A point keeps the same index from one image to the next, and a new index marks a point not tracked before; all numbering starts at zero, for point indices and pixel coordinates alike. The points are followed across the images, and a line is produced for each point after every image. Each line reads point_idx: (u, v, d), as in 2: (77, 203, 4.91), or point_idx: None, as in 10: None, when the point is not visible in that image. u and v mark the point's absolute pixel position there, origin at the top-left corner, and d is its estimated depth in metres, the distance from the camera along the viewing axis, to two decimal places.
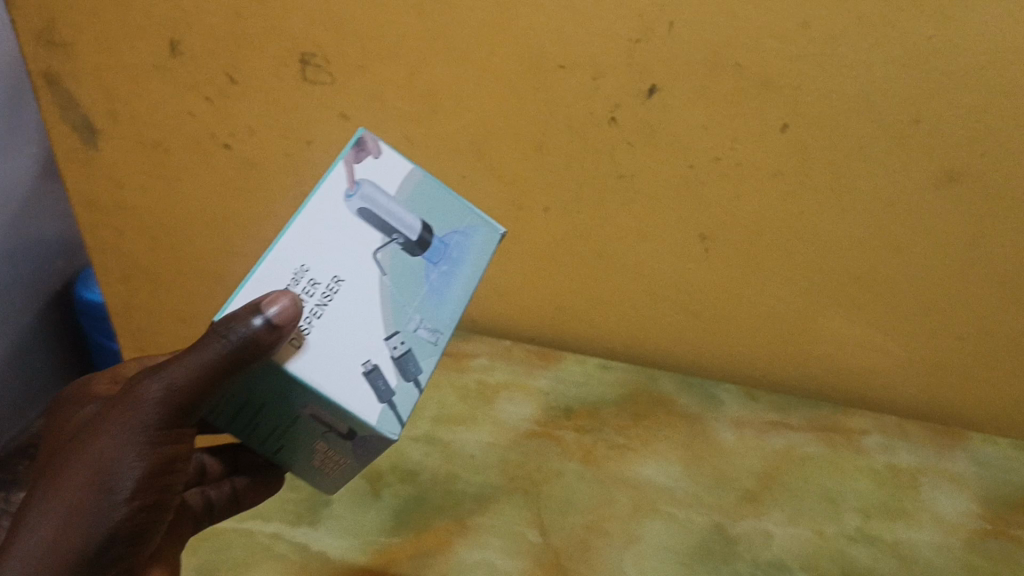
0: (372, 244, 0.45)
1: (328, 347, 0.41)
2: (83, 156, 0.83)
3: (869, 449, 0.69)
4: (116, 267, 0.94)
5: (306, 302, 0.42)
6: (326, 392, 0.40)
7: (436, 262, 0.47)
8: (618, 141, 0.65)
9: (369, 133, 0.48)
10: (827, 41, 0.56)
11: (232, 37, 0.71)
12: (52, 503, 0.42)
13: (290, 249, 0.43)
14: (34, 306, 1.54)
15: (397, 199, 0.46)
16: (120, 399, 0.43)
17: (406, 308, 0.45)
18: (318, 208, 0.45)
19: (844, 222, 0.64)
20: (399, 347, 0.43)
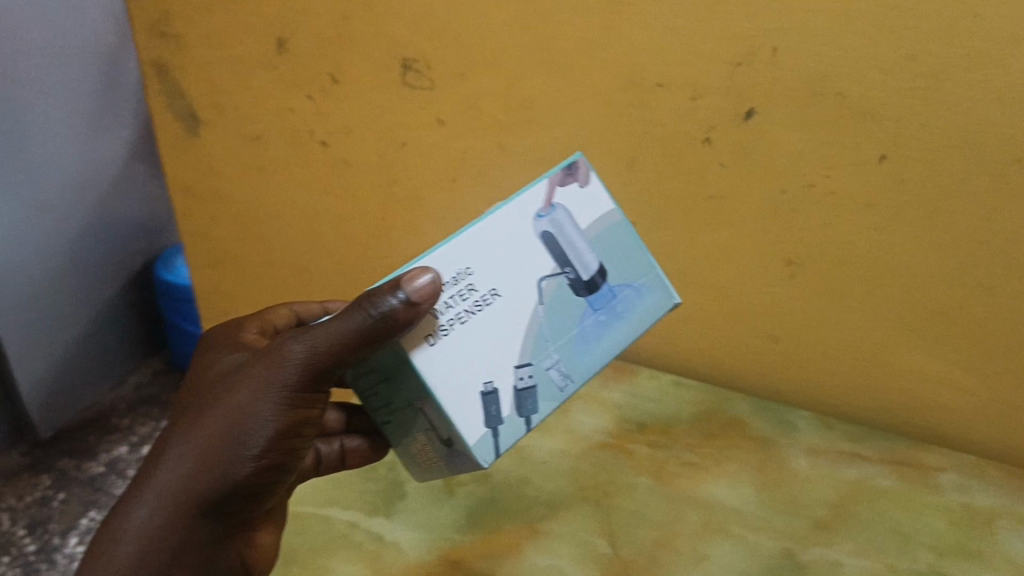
0: (542, 270, 0.47)
1: (459, 356, 0.44)
2: (188, 144, 0.87)
3: (945, 487, 0.67)
4: (208, 254, 0.97)
5: (457, 304, 0.45)
6: (443, 401, 0.43)
7: (596, 308, 0.49)
8: (710, 162, 0.66)
9: (584, 162, 0.50)
10: (932, 76, 0.56)
11: (339, 38, 0.73)
12: (195, 442, 0.48)
13: (466, 247, 0.46)
14: (115, 282, 1.60)
15: (584, 235, 0.49)
16: (263, 359, 0.48)
17: (547, 344, 0.47)
18: (510, 217, 0.48)
19: (935, 260, 0.64)
20: (526, 380, 0.46)
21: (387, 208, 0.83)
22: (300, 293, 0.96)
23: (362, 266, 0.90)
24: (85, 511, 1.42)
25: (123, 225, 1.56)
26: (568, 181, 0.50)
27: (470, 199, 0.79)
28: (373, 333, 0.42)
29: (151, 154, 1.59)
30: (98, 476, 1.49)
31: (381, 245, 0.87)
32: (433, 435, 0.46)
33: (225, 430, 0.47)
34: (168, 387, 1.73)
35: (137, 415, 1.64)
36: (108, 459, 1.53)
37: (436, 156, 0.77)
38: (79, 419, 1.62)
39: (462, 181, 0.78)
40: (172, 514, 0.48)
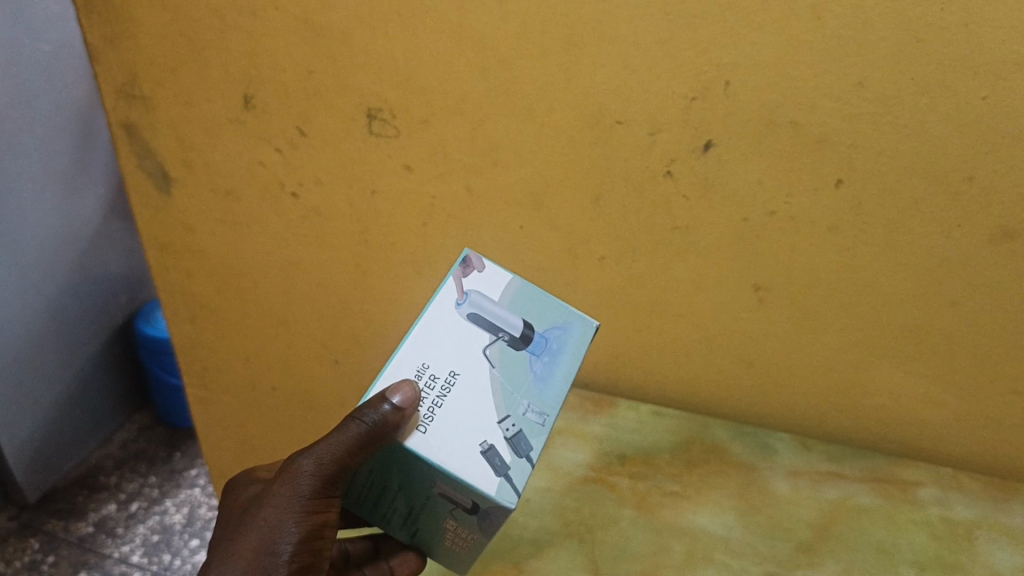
0: (481, 342, 0.54)
1: (446, 432, 0.50)
2: (160, 203, 0.88)
3: (924, 501, 0.68)
4: (184, 308, 0.98)
5: (429, 394, 0.52)
6: (445, 467, 0.48)
7: (539, 354, 0.56)
8: (674, 194, 0.67)
9: (473, 253, 0.58)
10: (882, 101, 0.58)
11: (304, 93, 0.74)
12: (234, 562, 0.53)
13: (416, 349, 0.54)
14: (96, 340, 1.59)
15: (502, 304, 0.56)
16: (281, 477, 0.54)
17: (515, 395, 0.53)
18: (438, 315, 0.55)
19: (898, 278, 0.65)
20: (511, 428, 0.51)
21: (362, 256, 0.84)
22: (279, 342, 0.97)
23: (340, 313, 0.91)
24: (75, 573, 1.42)
25: (102, 281, 1.57)
26: (468, 273, 0.57)
27: (443, 242, 0.80)
28: (368, 438, 0.48)
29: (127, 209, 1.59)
30: (87, 536, 1.48)
31: (359, 291, 0.88)
32: (456, 504, 0.51)
33: (260, 545, 0.53)
34: (155, 443, 1.72)
35: (125, 473, 1.64)
36: (97, 518, 1.53)
37: (407, 202, 0.78)
38: (67, 479, 1.61)
39: (434, 225, 0.79)
40: None
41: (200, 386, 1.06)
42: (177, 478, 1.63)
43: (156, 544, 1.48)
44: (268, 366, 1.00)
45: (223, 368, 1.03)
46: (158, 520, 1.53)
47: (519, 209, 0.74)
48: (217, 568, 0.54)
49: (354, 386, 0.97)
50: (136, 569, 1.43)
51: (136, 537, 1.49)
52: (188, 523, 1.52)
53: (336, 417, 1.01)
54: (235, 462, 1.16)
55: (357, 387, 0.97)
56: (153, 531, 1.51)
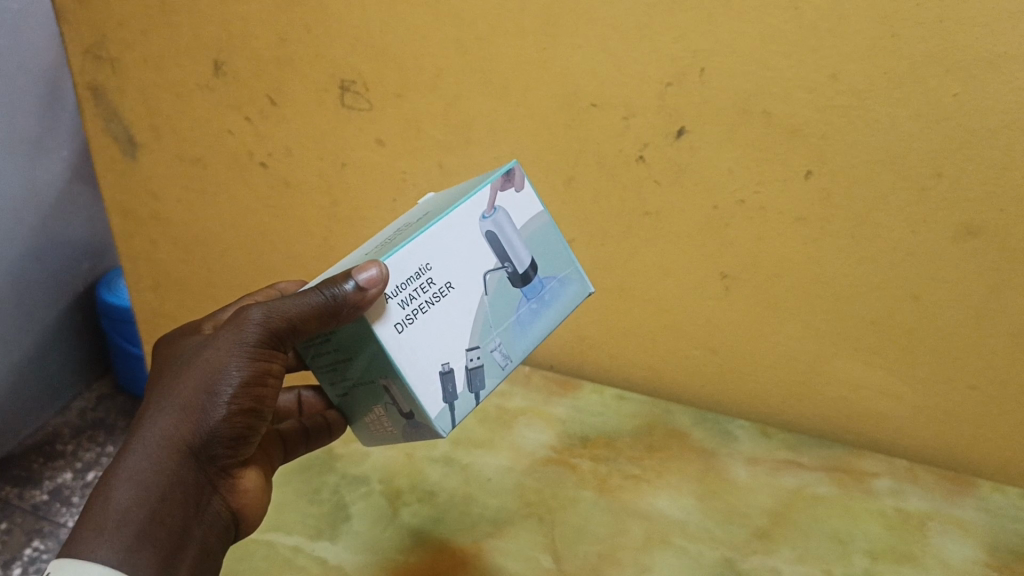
0: (486, 265, 0.50)
1: (419, 341, 0.46)
2: (125, 167, 0.88)
3: (879, 492, 0.68)
4: (149, 276, 0.97)
5: (419, 297, 0.47)
6: (405, 373, 0.45)
7: (529, 298, 0.52)
8: (645, 179, 0.68)
9: (519, 168, 0.52)
10: (854, 94, 0.58)
11: (276, 61, 0.74)
12: (169, 401, 0.48)
13: (425, 246, 0.47)
14: (60, 304, 1.58)
15: (522, 234, 0.52)
16: (228, 324, 0.50)
17: (491, 329, 0.50)
18: (462, 218, 0.49)
19: (864, 272, 0.65)
20: (475, 360, 0.48)
21: (331, 229, 0.83)
22: None
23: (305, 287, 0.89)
24: (29, 540, 1.42)
25: (66, 246, 1.54)
26: (507, 186, 0.52)
27: None
28: (328, 309, 0.44)
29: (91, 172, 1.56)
30: (41, 504, 1.49)
31: (325, 265, 0.86)
32: (395, 404, 0.48)
33: (198, 389, 0.48)
34: (114, 412, 1.70)
35: (82, 441, 1.63)
36: (52, 486, 1.53)
37: (376, 176, 0.77)
38: (24, 446, 1.60)
39: (405, 201, 0.78)
40: (164, 461, 0.47)
41: None
42: None
43: None
44: None
45: None
46: None
47: None
48: (150, 408, 0.48)
49: None
50: None
51: None
52: None
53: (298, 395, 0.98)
54: None
55: None
56: None
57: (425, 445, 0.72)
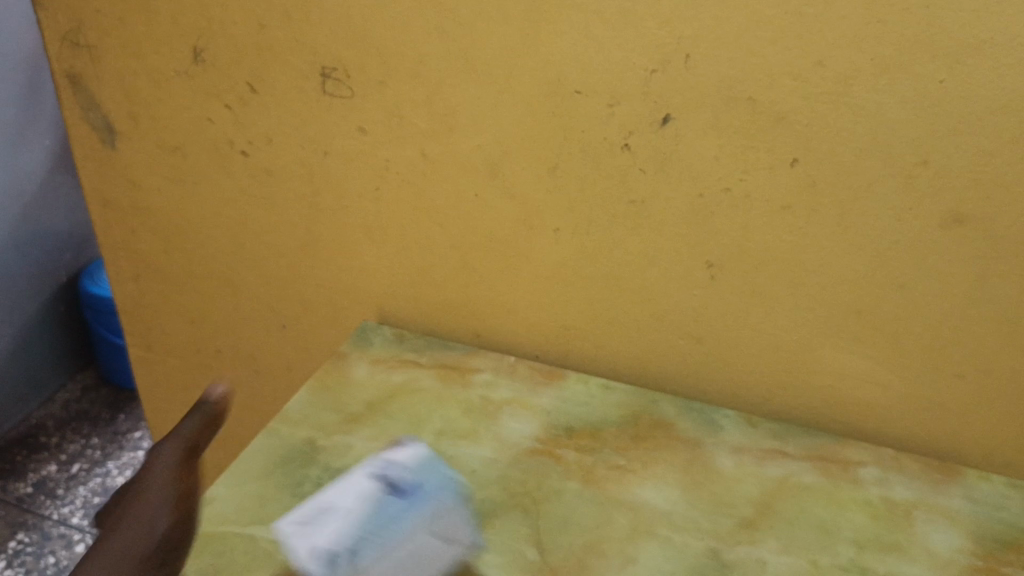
0: (350, 494, 0.61)
1: (297, 528, 0.59)
2: (105, 156, 0.87)
3: (865, 481, 0.67)
4: (129, 266, 0.95)
5: (314, 522, 0.59)
6: (291, 539, 0.59)
7: (402, 503, 0.60)
8: (630, 167, 0.67)
9: (412, 453, 0.65)
10: (839, 80, 0.58)
11: (256, 48, 0.73)
12: (130, 517, 0.53)
13: (321, 496, 0.62)
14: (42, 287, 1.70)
15: (405, 473, 0.63)
16: (145, 462, 0.58)
17: (382, 529, 0.58)
18: (344, 481, 0.63)
19: (851, 260, 0.65)
20: (331, 536, 0.57)
21: (313, 219, 0.82)
22: (225, 304, 0.93)
23: (285, 277, 0.87)
24: (13, 533, 1.47)
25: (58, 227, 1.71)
26: (394, 460, 0.64)
27: (395, 207, 0.78)
28: (187, 454, 0.58)
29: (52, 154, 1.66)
30: (25, 497, 1.55)
31: (307, 255, 0.85)
32: (317, 563, 0.56)
33: (156, 489, 0.55)
34: (98, 405, 1.80)
35: (66, 433, 1.71)
36: (36, 479, 1.60)
37: (358, 164, 0.76)
38: (1, 441, 1.67)
39: (387, 190, 0.77)
40: (127, 556, 0.51)
41: (141, 348, 1.02)
42: (121, 440, 1.70)
43: (98, 506, 1.54)
44: (211, 329, 0.95)
45: (167, 329, 0.98)
46: (102, 481, 1.59)
47: (473, 178, 0.73)
48: (109, 531, 0.53)
49: (298, 353, 0.92)
50: (74, 531, 1.48)
51: (77, 499, 1.55)
52: None
53: (281, 386, 0.96)
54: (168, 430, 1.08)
55: (300, 355, 0.92)
56: (94, 493, 1.57)
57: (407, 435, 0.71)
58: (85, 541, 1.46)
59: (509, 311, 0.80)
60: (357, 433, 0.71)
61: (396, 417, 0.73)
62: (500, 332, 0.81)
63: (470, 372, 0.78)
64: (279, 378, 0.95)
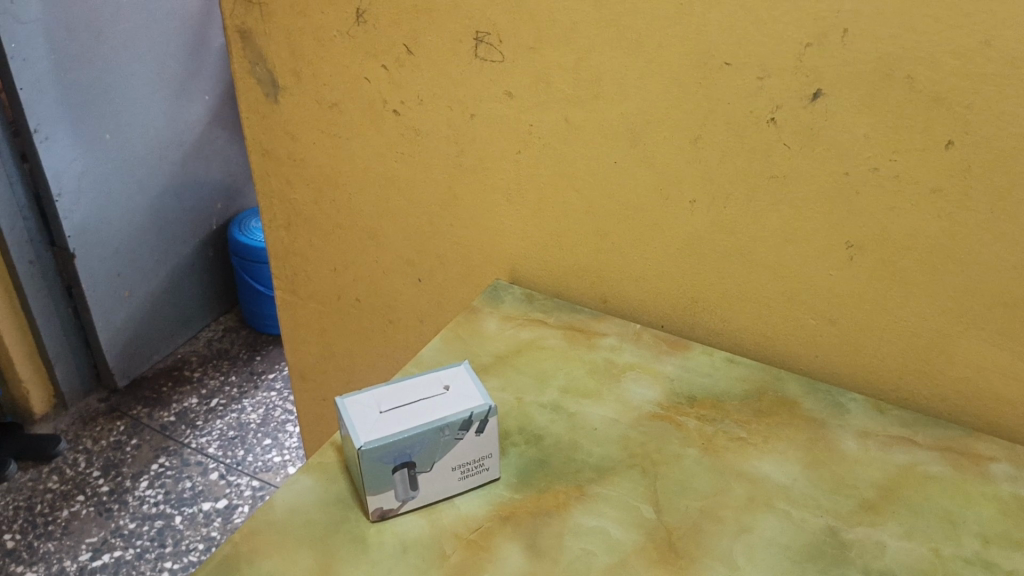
0: (422, 400, 0.62)
1: (363, 414, 0.61)
2: (267, 108, 0.93)
3: (997, 477, 0.65)
4: (280, 214, 1.01)
5: (384, 413, 0.61)
6: (353, 423, 0.60)
7: (455, 429, 0.60)
8: (775, 142, 0.67)
9: (475, 375, 0.65)
10: (1005, 62, 0.57)
11: (416, 10, 0.77)
12: None
13: (389, 391, 0.63)
14: (176, 226, 1.86)
15: (470, 391, 0.63)
16: None
17: (411, 434, 0.59)
18: (415, 384, 0.64)
19: (1001, 250, 0.63)
20: (401, 431, 0.59)
21: (456, 179, 0.85)
22: (366, 255, 0.98)
23: (425, 232, 0.91)
24: (156, 457, 1.62)
25: (193, 169, 1.86)
26: (463, 377, 0.65)
27: (535, 170, 0.80)
28: None
29: (188, 100, 1.82)
30: (168, 425, 1.70)
31: (447, 212, 0.88)
32: (386, 454, 0.58)
33: None
34: (238, 344, 1.99)
35: (208, 370, 1.89)
36: (179, 409, 1.76)
37: (504, 127, 0.79)
38: (155, 370, 1.89)
39: (529, 153, 0.79)
40: None
41: (286, 292, 1.09)
42: (255, 380, 1.86)
43: (231, 439, 1.67)
44: (353, 278, 1.01)
45: (311, 275, 1.04)
46: (235, 416, 1.73)
47: (614, 146, 0.74)
48: None
49: (431, 306, 0.97)
50: (209, 459, 1.61)
51: (213, 430, 1.69)
52: (261, 424, 1.72)
53: (414, 337, 1.00)
54: (303, 371, 1.16)
55: (434, 308, 0.96)
56: (228, 427, 1.70)
57: (533, 390, 0.73)
58: (218, 469, 1.59)
59: (639, 280, 0.81)
60: (485, 383, 0.74)
61: (523, 371, 0.75)
62: (628, 299, 0.83)
63: (597, 336, 0.80)
64: (411, 329, 1.00)
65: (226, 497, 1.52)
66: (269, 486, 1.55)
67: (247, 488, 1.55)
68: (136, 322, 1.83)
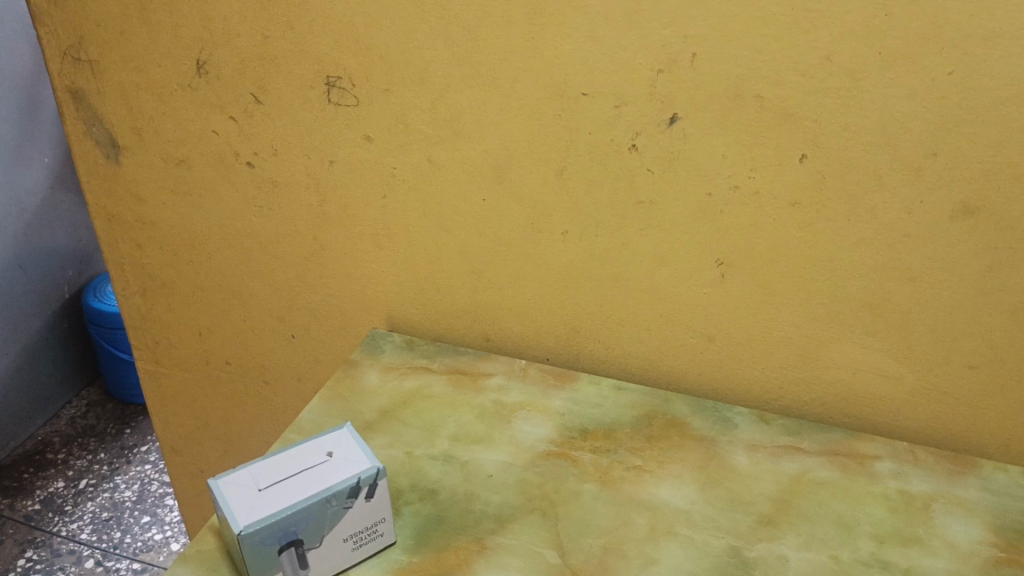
0: (303, 472, 0.58)
1: (240, 493, 0.56)
2: (109, 170, 0.87)
3: (882, 474, 0.67)
4: (135, 281, 0.95)
5: (263, 490, 0.57)
6: (230, 504, 0.55)
7: (343, 499, 0.57)
8: (638, 168, 0.67)
9: (359, 437, 0.62)
10: (846, 75, 0.59)
11: (260, 58, 0.74)
12: None
13: (267, 466, 0.59)
14: (23, 299, 1.73)
15: (356, 456, 0.60)
16: None
17: (295, 510, 0.55)
18: (295, 455, 0.60)
19: (862, 255, 0.65)
20: (284, 508, 0.55)
21: (321, 229, 0.82)
22: (232, 316, 0.92)
23: (294, 286, 0.87)
24: (21, 551, 1.49)
25: (36, 236, 1.74)
26: (347, 442, 0.62)
27: (402, 214, 0.78)
28: None
29: (27, 164, 1.70)
30: (33, 515, 1.57)
31: (315, 264, 0.85)
32: (269, 535, 0.54)
33: None
34: (104, 419, 1.86)
35: (73, 449, 1.76)
36: (44, 496, 1.63)
37: (365, 172, 0.77)
38: (13, 456, 1.75)
39: (394, 197, 0.77)
40: None
41: (149, 362, 1.02)
42: (127, 454, 1.74)
43: (105, 521, 1.56)
44: (220, 341, 0.95)
45: (174, 343, 0.98)
46: (108, 496, 1.62)
47: (480, 183, 0.73)
48: None
49: (308, 362, 0.92)
50: (83, 546, 1.50)
51: (85, 514, 1.57)
52: (138, 501, 1.61)
53: (293, 396, 0.96)
54: (177, 444, 1.09)
55: (310, 363, 0.92)
56: (102, 508, 1.59)
57: (422, 442, 0.70)
58: (94, 556, 1.47)
59: (518, 315, 0.80)
60: (371, 441, 0.70)
61: (409, 423, 0.72)
62: (510, 336, 0.81)
63: (482, 378, 0.78)
64: (289, 388, 0.95)
65: None
66: (151, 567, 1.45)
67: (127, 573, 1.44)
68: None
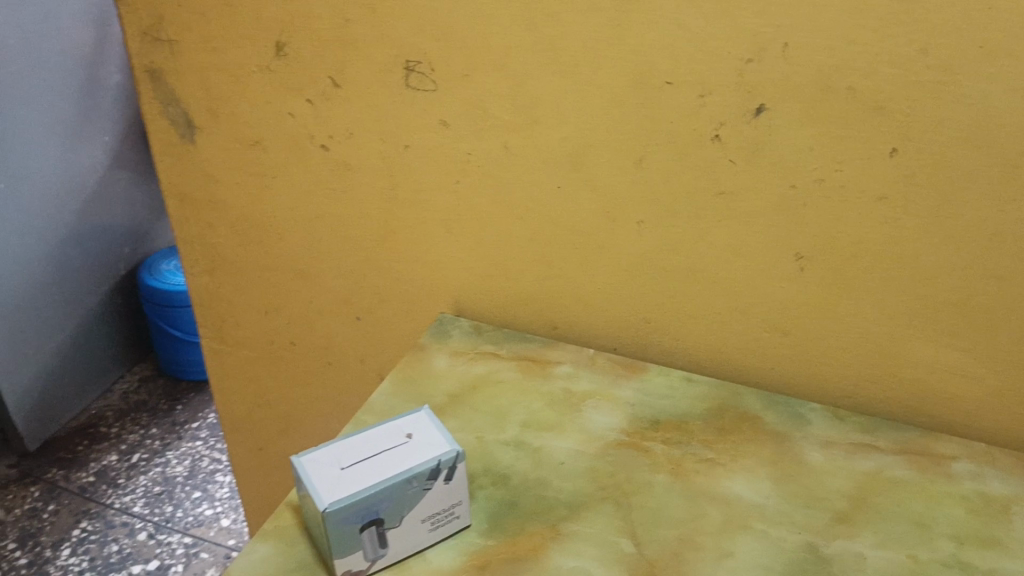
0: (383, 453, 0.59)
1: (323, 471, 0.57)
2: (183, 149, 0.88)
3: (959, 475, 0.66)
4: (203, 259, 0.96)
5: (345, 469, 0.57)
6: (313, 482, 0.56)
7: (423, 480, 0.57)
8: (720, 158, 0.67)
9: (437, 420, 0.63)
10: (943, 69, 0.57)
11: (341, 41, 0.74)
12: None
13: (348, 446, 0.60)
14: (80, 275, 1.76)
15: (435, 438, 0.60)
16: None
17: (377, 490, 0.56)
18: (375, 436, 0.61)
19: (948, 253, 0.64)
20: (366, 488, 0.56)
21: (392, 213, 0.82)
22: (299, 297, 0.93)
23: (362, 269, 0.88)
24: (76, 521, 1.52)
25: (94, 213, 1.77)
26: (426, 424, 0.62)
27: (475, 200, 0.78)
28: None
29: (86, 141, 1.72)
30: (87, 487, 1.61)
31: (384, 248, 0.85)
32: (351, 513, 0.55)
33: None
34: (155, 395, 1.90)
35: (125, 424, 1.80)
36: (97, 469, 1.66)
37: (440, 157, 0.77)
38: (67, 429, 1.79)
39: (468, 183, 0.77)
40: None
41: (213, 340, 1.03)
42: (178, 431, 1.77)
43: (156, 495, 1.59)
44: (285, 322, 0.96)
45: (240, 322, 0.99)
46: (160, 471, 1.65)
47: (556, 170, 0.73)
48: None
49: (372, 345, 0.93)
50: (135, 519, 1.53)
51: (137, 488, 1.60)
52: (188, 476, 1.64)
53: (355, 378, 0.97)
54: (237, 421, 1.10)
55: (374, 346, 0.93)
56: (153, 483, 1.62)
57: (493, 428, 0.71)
58: (147, 529, 1.50)
59: (588, 304, 0.79)
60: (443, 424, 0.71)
61: (479, 409, 0.73)
62: (579, 324, 0.81)
63: (551, 365, 0.78)
64: (352, 370, 0.96)
65: (156, 557, 1.44)
66: (201, 542, 1.47)
67: (178, 546, 1.47)
68: (45, 379, 1.72)
